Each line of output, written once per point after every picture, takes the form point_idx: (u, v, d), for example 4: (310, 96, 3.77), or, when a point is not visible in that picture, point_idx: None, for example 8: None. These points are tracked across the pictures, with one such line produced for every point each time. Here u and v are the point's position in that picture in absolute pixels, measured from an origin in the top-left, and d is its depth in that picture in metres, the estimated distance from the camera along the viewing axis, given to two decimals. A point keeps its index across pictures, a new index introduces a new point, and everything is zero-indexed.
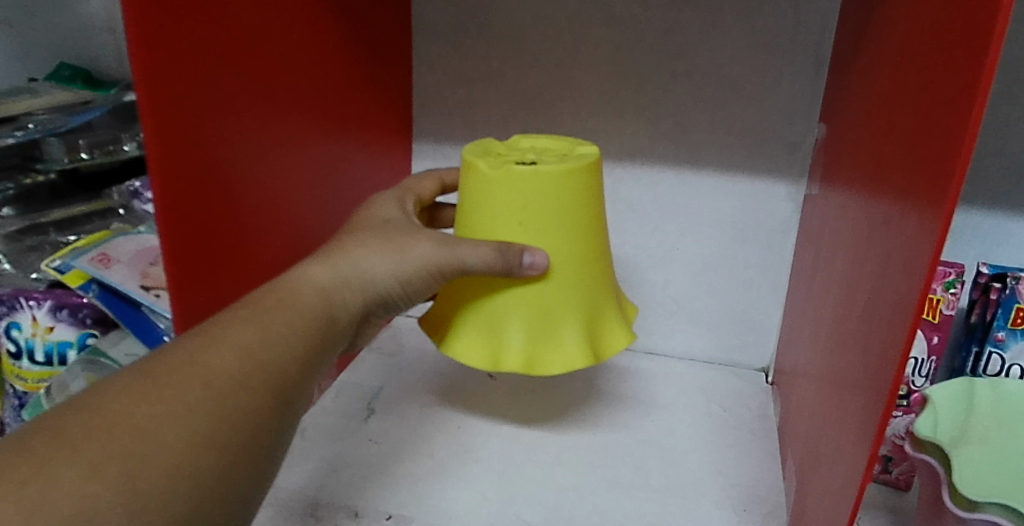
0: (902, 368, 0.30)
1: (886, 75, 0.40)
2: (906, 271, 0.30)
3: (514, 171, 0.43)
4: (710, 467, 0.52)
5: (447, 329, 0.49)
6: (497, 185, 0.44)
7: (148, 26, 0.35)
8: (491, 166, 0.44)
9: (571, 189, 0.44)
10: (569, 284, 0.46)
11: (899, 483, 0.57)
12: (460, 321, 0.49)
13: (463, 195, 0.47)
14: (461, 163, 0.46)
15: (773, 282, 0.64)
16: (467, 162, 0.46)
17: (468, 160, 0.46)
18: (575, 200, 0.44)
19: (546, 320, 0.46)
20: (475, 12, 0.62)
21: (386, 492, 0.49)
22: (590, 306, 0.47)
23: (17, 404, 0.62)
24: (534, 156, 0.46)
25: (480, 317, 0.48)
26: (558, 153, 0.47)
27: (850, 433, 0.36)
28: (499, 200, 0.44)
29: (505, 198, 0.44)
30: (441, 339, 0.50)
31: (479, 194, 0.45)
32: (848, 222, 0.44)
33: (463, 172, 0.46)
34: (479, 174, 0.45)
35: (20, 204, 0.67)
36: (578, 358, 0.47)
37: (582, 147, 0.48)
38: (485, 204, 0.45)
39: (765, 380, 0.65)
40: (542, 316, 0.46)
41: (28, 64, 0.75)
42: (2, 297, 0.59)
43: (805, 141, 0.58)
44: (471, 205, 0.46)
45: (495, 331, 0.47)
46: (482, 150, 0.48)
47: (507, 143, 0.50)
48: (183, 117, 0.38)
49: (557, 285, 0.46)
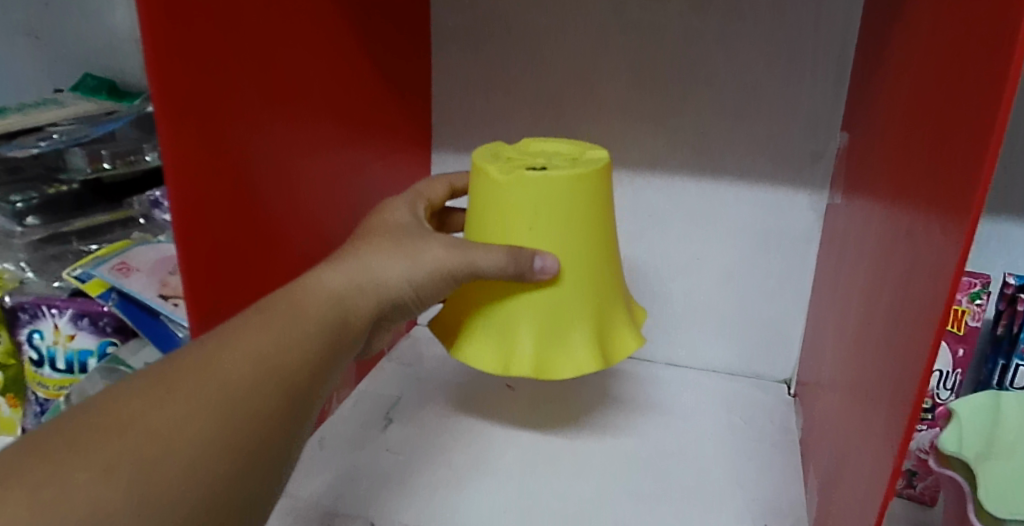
0: (928, 377, 0.29)
1: (909, 81, 0.39)
2: (932, 278, 0.30)
3: (525, 176, 0.43)
4: (731, 481, 0.51)
5: (457, 333, 0.49)
6: (508, 190, 0.44)
7: (162, 27, 0.35)
8: (501, 171, 0.44)
9: (582, 195, 0.44)
10: (580, 287, 0.46)
11: (923, 497, 0.56)
12: (471, 325, 0.48)
13: (473, 200, 0.47)
14: (471, 167, 0.46)
15: (795, 291, 0.63)
16: (478, 166, 0.46)
17: (478, 164, 0.46)
18: (586, 205, 0.44)
19: (557, 324, 0.46)
20: (493, 20, 0.62)
21: (403, 501, 0.48)
22: (600, 311, 0.47)
23: (37, 411, 0.63)
24: (544, 161, 0.46)
25: (490, 322, 0.47)
26: (568, 157, 0.47)
27: (874, 446, 0.36)
28: (511, 205, 0.44)
29: (516, 203, 0.44)
30: (451, 344, 0.49)
31: (490, 198, 0.45)
32: (872, 231, 0.43)
33: (473, 176, 0.46)
34: (489, 178, 0.44)
35: (45, 213, 0.65)
36: (589, 362, 0.46)
37: (593, 151, 0.48)
38: (496, 208, 0.45)
39: (788, 391, 0.64)
40: (553, 321, 0.46)
41: (55, 74, 0.76)
42: (24, 304, 0.60)
43: (827, 149, 0.58)
44: (481, 209, 0.46)
45: (505, 336, 0.47)
46: (492, 154, 0.48)
47: (516, 147, 0.50)
48: (199, 125, 0.38)
49: (568, 289, 0.45)
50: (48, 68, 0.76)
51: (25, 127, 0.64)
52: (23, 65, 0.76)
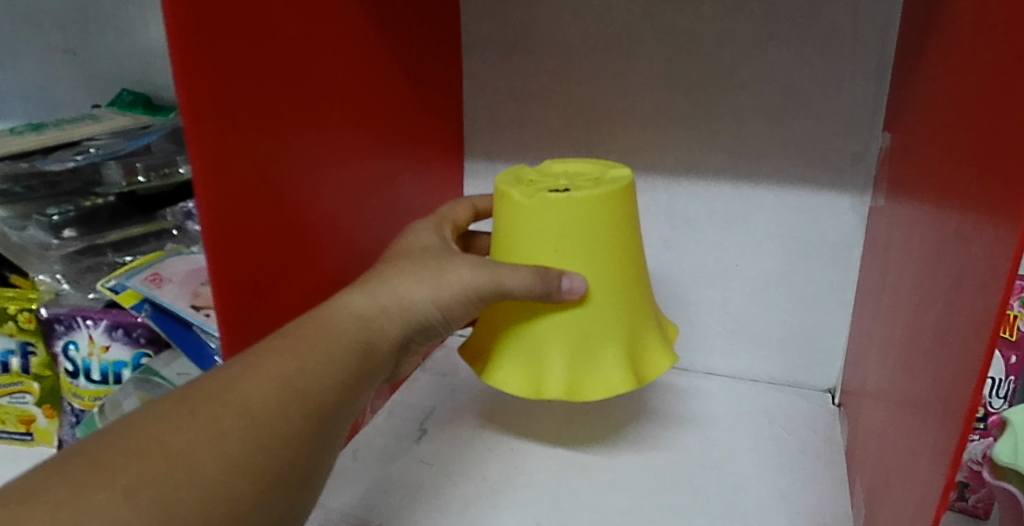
0: (981, 385, 0.27)
1: (954, 79, 0.37)
2: (983, 281, 0.28)
3: (548, 199, 0.42)
4: (773, 493, 0.49)
5: (487, 357, 0.48)
6: (533, 213, 0.43)
7: (189, 40, 0.35)
8: (524, 194, 0.44)
9: (606, 215, 0.43)
10: (608, 307, 0.45)
11: (976, 511, 0.53)
12: (499, 350, 0.48)
13: (498, 225, 0.46)
14: (494, 192, 0.45)
15: (838, 298, 0.61)
16: (500, 191, 0.45)
17: (500, 189, 0.45)
18: (610, 226, 0.43)
19: (586, 345, 0.45)
20: (523, 28, 0.62)
21: (436, 514, 0.48)
22: (630, 331, 0.46)
23: (73, 421, 0.63)
24: (566, 182, 0.45)
25: (520, 345, 0.47)
26: (591, 177, 0.46)
27: (924, 458, 0.34)
28: (536, 228, 0.43)
29: (540, 226, 0.43)
30: (481, 368, 0.49)
31: (513, 222, 0.44)
32: (917, 234, 0.42)
33: (497, 201, 0.46)
34: (512, 203, 0.44)
35: (81, 225, 0.66)
36: (621, 384, 0.45)
37: (615, 169, 0.47)
38: (521, 233, 0.44)
39: (832, 401, 0.62)
40: (583, 342, 0.45)
41: (93, 91, 0.78)
42: (60, 316, 0.61)
43: (869, 150, 0.56)
44: (506, 234, 0.45)
45: (534, 361, 0.46)
46: (514, 177, 0.47)
47: (538, 169, 0.49)
48: (227, 139, 0.38)
49: (596, 309, 0.44)
50: (87, 85, 0.78)
51: (62, 141, 0.65)
52: (64, 82, 0.78)
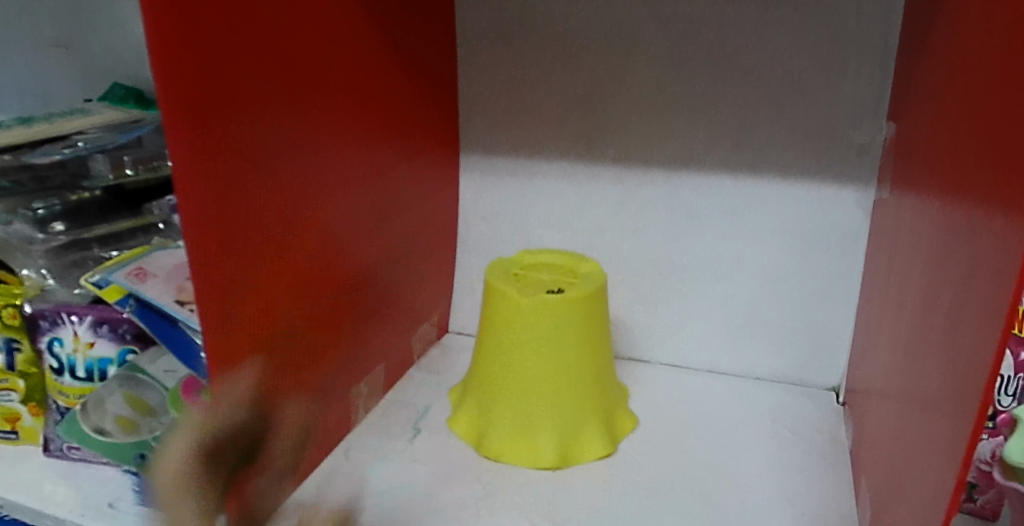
0: (994, 381, 0.26)
1: (961, 62, 0.36)
2: (994, 272, 0.27)
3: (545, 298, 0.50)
4: (778, 493, 0.48)
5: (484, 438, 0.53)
6: (530, 310, 0.50)
7: (168, 27, 0.33)
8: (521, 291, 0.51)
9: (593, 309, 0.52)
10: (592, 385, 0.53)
11: (984, 512, 0.52)
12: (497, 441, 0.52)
13: (492, 326, 0.53)
14: (490, 286, 0.53)
15: (843, 293, 0.60)
16: (497, 284, 0.52)
17: (497, 284, 0.52)
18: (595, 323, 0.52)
19: (573, 427, 0.52)
20: (520, 17, 0.61)
21: (432, 516, 0.46)
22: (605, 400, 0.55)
23: (58, 420, 0.60)
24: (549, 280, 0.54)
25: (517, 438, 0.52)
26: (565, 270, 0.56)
27: (933, 457, 0.33)
28: (530, 328, 0.50)
29: (535, 323, 0.50)
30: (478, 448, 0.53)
31: (512, 321, 0.51)
32: (925, 224, 0.40)
33: (493, 298, 0.53)
34: (512, 296, 0.51)
35: (69, 219, 0.65)
36: (602, 448, 0.52)
37: (583, 261, 0.57)
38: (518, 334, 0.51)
39: (836, 399, 0.60)
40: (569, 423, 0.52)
41: (86, 84, 0.77)
42: (44, 311, 0.58)
43: (874, 142, 0.55)
44: (501, 333, 0.52)
45: (527, 396, 0.51)
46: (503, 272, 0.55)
47: (516, 263, 0.57)
48: (206, 133, 0.36)
49: (580, 392, 0.52)
50: (79, 79, 0.77)
51: (52, 135, 0.66)
52: (58, 77, 0.78)
